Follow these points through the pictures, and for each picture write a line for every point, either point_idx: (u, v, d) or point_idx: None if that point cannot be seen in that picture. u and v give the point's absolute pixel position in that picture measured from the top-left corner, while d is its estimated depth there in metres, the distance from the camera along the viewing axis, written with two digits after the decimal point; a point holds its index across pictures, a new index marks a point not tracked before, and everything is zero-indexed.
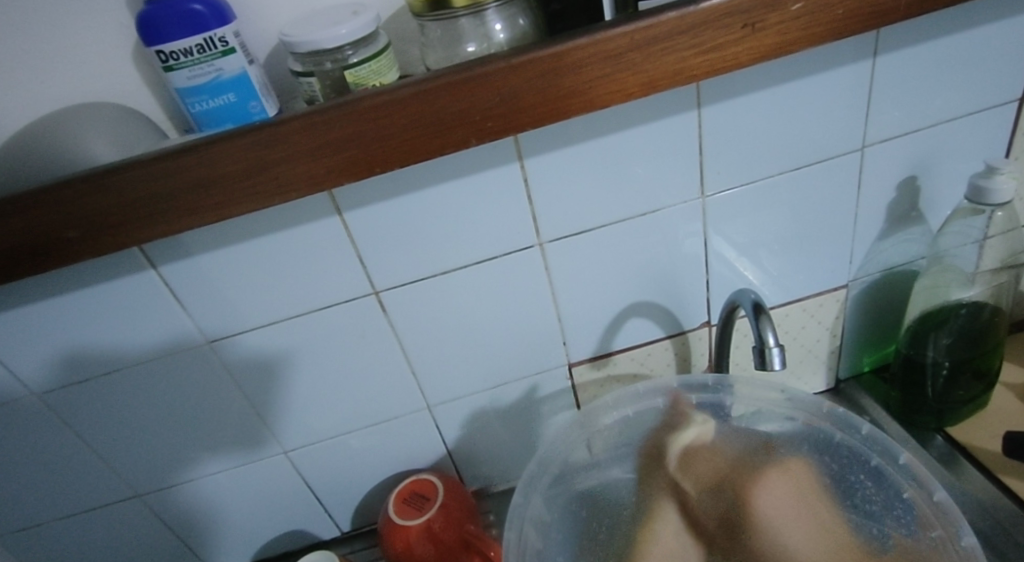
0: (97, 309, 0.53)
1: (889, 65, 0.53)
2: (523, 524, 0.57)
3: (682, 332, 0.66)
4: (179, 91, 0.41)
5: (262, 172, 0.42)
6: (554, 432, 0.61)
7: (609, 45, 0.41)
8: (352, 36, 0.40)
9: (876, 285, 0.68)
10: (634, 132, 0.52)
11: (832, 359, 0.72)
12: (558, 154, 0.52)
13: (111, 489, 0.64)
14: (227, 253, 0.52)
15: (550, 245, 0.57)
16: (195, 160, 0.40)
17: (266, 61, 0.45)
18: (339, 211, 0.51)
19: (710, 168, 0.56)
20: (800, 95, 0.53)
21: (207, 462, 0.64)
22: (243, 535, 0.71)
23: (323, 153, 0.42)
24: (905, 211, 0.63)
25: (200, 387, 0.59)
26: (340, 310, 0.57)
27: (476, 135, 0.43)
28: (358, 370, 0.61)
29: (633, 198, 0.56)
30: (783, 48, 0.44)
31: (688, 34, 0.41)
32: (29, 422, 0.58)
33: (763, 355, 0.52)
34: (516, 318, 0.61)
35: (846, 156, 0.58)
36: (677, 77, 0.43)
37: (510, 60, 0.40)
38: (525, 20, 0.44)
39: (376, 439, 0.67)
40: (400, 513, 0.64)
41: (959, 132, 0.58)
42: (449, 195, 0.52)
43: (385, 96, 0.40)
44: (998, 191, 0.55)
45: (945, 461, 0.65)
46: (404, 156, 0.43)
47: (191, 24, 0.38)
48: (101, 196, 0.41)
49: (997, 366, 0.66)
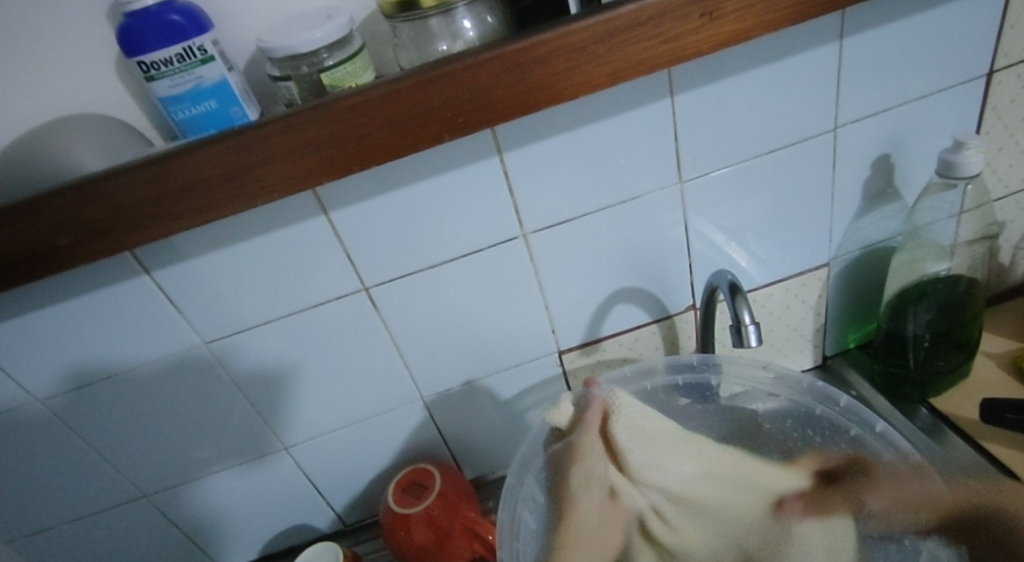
0: (94, 316, 0.55)
1: (856, 47, 0.55)
2: (518, 506, 0.58)
3: (668, 316, 0.68)
4: (162, 100, 0.42)
5: (244, 176, 0.43)
6: (546, 417, 0.63)
7: (572, 38, 0.42)
8: (326, 40, 0.41)
9: (857, 262, 0.69)
10: (610, 122, 0.53)
11: (818, 337, 0.74)
12: (536, 146, 0.53)
13: (118, 491, 0.65)
14: (218, 255, 0.53)
15: (534, 236, 0.58)
16: (179, 165, 0.42)
17: (246, 67, 0.46)
18: (326, 211, 0.53)
19: (686, 153, 0.57)
20: (770, 78, 0.54)
21: (209, 463, 0.66)
22: (248, 532, 0.73)
23: (302, 154, 0.43)
24: (881, 188, 0.64)
25: (199, 390, 0.61)
26: (331, 308, 0.58)
27: (449, 130, 0.44)
28: (353, 365, 0.63)
29: (613, 186, 0.57)
30: (741, 35, 0.45)
31: (648, 25, 0.43)
32: (34, 428, 0.59)
33: (740, 334, 0.53)
34: (504, 308, 0.62)
35: (821, 137, 0.59)
36: (641, 66, 0.44)
37: (477, 57, 0.42)
38: (493, 18, 0.45)
39: (373, 432, 0.68)
40: (400, 502, 0.66)
41: (929, 108, 0.60)
42: (430, 190, 0.54)
43: (358, 98, 0.42)
44: (967, 165, 0.56)
45: (930, 433, 0.67)
46: (380, 154, 0.44)
47: (171, 34, 0.40)
48: (92, 204, 0.42)
49: (977, 336, 0.67)
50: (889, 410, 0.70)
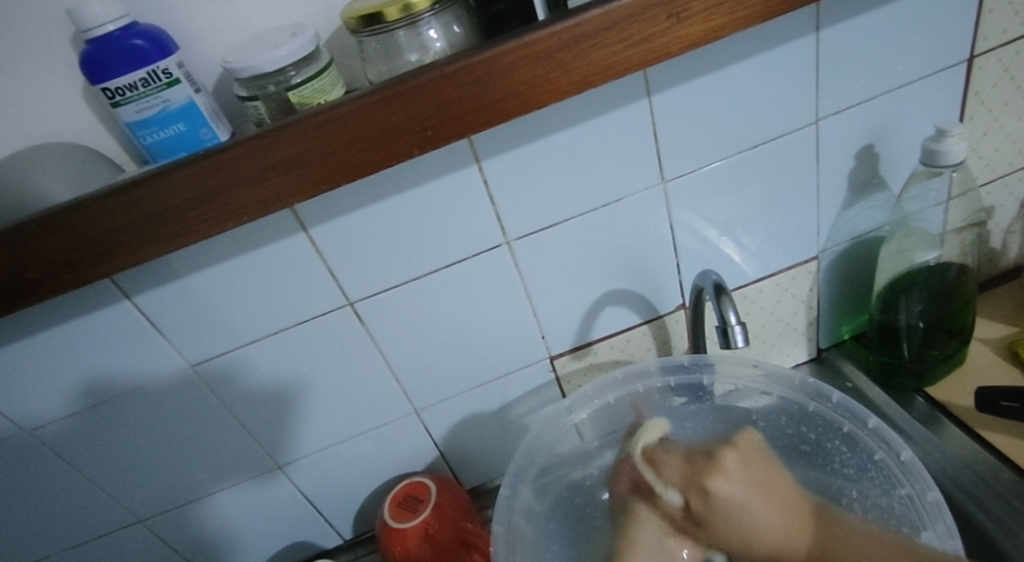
0: (78, 343, 0.54)
1: (833, 39, 0.54)
2: (513, 518, 0.57)
3: (658, 317, 0.67)
4: (130, 125, 0.41)
5: (212, 200, 0.43)
6: (538, 425, 0.61)
7: (538, 46, 0.41)
8: (292, 58, 0.40)
9: (846, 254, 0.68)
10: (588, 125, 0.53)
11: (812, 330, 0.73)
12: (514, 153, 0.53)
13: (112, 517, 0.65)
14: (199, 276, 0.53)
15: (518, 243, 0.58)
16: (145, 193, 0.41)
17: (215, 88, 0.46)
18: (305, 227, 0.52)
19: (667, 153, 0.56)
20: (748, 74, 0.54)
21: (204, 485, 0.65)
22: (246, 551, 0.72)
23: (270, 175, 0.42)
24: (867, 179, 0.63)
25: (188, 413, 0.60)
26: (317, 324, 0.58)
27: (418, 144, 0.44)
28: (343, 380, 0.62)
29: (596, 188, 0.57)
30: (712, 34, 0.44)
31: (615, 28, 0.42)
32: (22, 459, 0.59)
33: (727, 335, 0.53)
34: (492, 316, 0.62)
35: (803, 130, 0.58)
36: (611, 71, 0.44)
37: (442, 69, 0.41)
38: (460, 27, 0.44)
39: (367, 447, 0.68)
40: (396, 517, 0.65)
41: (910, 96, 0.59)
42: (410, 202, 0.53)
43: (324, 116, 0.41)
44: (950, 153, 0.56)
45: (927, 423, 0.66)
46: (351, 172, 0.44)
47: (135, 59, 0.39)
48: (59, 236, 0.42)
49: (970, 323, 0.66)
50: (885, 401, 0.69)
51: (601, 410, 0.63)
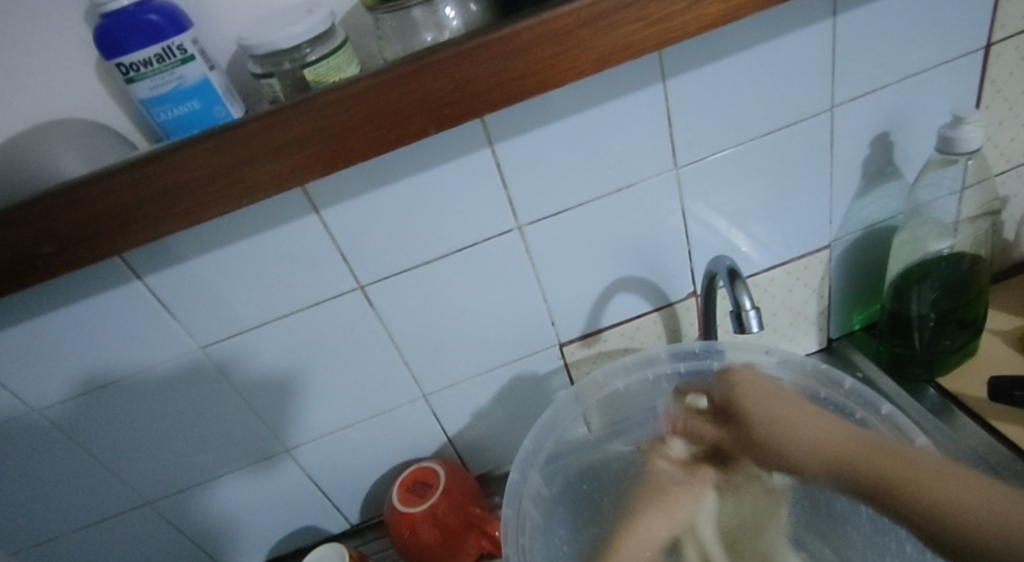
0: (88, 323, 0.54)
1: (850, 23, 0.53)
2: (522, 502, 0.57)
3: (668, 304, 0.67)
4: (144, 102, 0.41)
5: (227, 175, 0.42)
6: (548, 411, 0.61)
7: (556, 24, 0.41)
8: (308, 34, 0.40)
9: (859, 243, 0.68)
10: (602, 109, 0.53)
11: (822, 319, 0.73)
12: (527, 137, 0.53)
13: (121, 498, 0.65)
14: (209, 257, 0.53)
15: (530, 228, 0.58)
16: (160, 168, 0.41)
17: (229, 66, 0.45)
18: (317, 209, 0.52)
19: (681, 138, 0.56)
20: (764, 58, 0.53)
21: (213, 467, 0.65)
22: (253, 534, 0.73)
23: (285, 152, 0.42)
24: (881, 166, 0.63)
25: (197, 395, 0.60)
26: (327, 307, 0.58)
27: (434, 122, 0.43)
28: (352, 364, 0.62)
29: (608, 173, 0.56)
30: (729, 15, 0.44)
31: (633, 7, 0.42)
32: (32, 438, 0.59)
33: (740, 320, 0.52)
34: (502, 301, 0.62)
35: (818, 117, 0.58)
36: (628, 51, 0.43)
37: (459, 47, 0.41)
38: (477, 6, 0.44)
39: (375, 431, 0.68)
40: (404, 501, 0.65)
41: (927, 83, 0.59)
42: (422, 185, 0.53)
43: (340, 92, 0.41)
44: (967, 140, 0.55)
45: (938, 414, 0.66)
46: (367, 149, 0.43)
47: (149, 35, 0.39)
48: (73, 211, 0.42)
49: (983, 313, 0.66)
50: (895, 391, 0.69)
51: (610, 397, 0.63)
